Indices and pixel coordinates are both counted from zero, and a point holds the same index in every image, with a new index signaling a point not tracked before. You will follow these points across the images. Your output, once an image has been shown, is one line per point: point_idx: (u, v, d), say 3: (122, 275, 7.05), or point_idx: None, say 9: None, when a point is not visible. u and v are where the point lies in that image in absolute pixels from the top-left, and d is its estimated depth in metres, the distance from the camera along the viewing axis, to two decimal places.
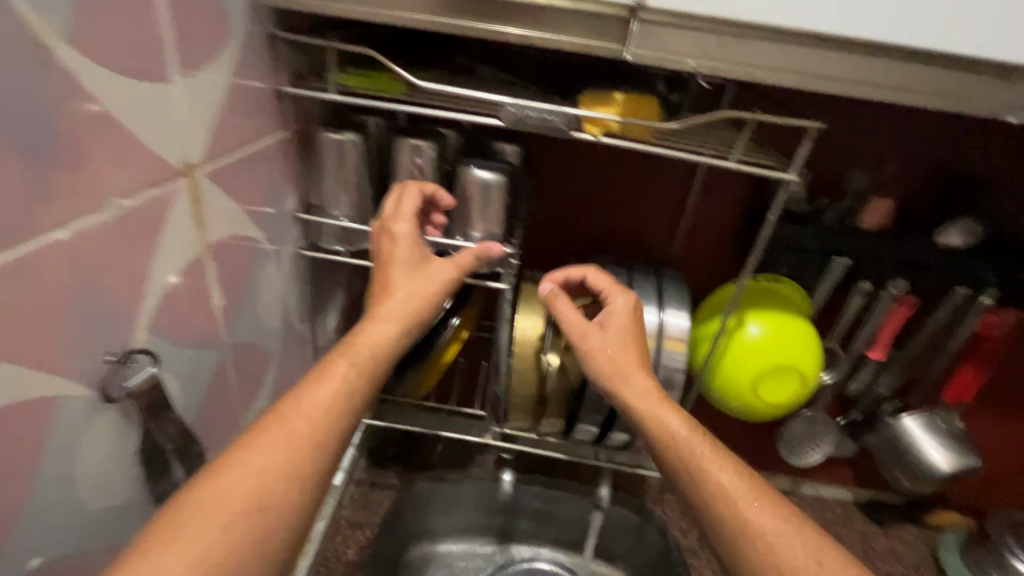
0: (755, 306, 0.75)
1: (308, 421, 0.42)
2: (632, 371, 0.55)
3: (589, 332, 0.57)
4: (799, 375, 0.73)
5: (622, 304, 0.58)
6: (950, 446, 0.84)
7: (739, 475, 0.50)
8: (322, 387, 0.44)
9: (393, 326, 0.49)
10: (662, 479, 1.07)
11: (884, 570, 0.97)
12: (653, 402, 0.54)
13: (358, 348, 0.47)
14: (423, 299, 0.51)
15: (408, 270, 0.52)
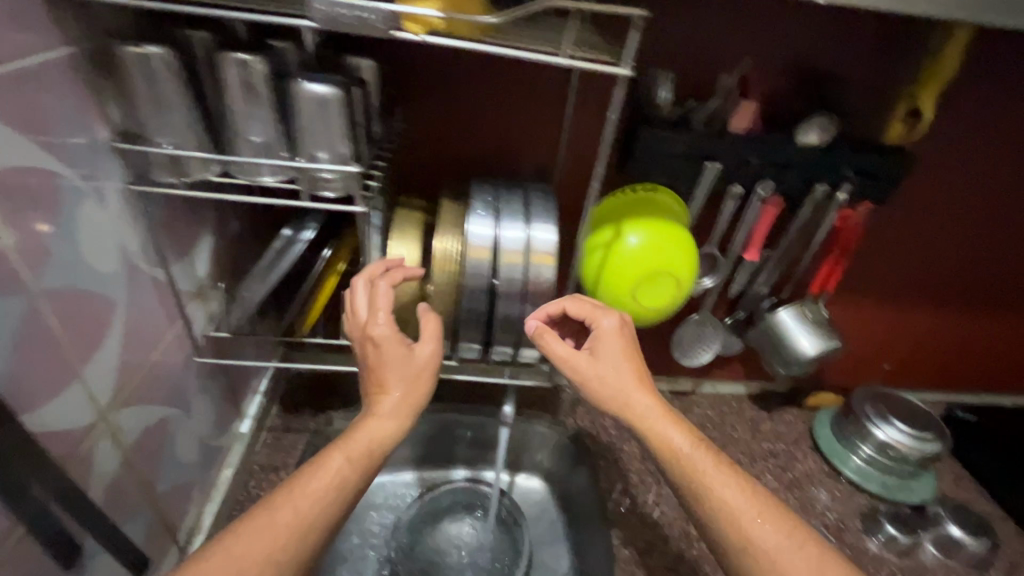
0: (632, 216, 0.77)
1: (301, 511, 0.48)
2: (632, 392, 0.59)
3: (582, 360, 0.60)
4: (673, 278, 0.76)
5: (610, 324, 0.61)
6: (815, 333, 0.93)
7: (745, 493, 0.55)
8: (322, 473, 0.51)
9: (392, 424, 0.55)
10: (575, 393, 1.13)
11: (769, 449, 1.09)
12: (659, 422, 0.58)
13: (356, 444, 0.53)
14: (411, 400, 0.56)
15: (395, 364, 0.56)
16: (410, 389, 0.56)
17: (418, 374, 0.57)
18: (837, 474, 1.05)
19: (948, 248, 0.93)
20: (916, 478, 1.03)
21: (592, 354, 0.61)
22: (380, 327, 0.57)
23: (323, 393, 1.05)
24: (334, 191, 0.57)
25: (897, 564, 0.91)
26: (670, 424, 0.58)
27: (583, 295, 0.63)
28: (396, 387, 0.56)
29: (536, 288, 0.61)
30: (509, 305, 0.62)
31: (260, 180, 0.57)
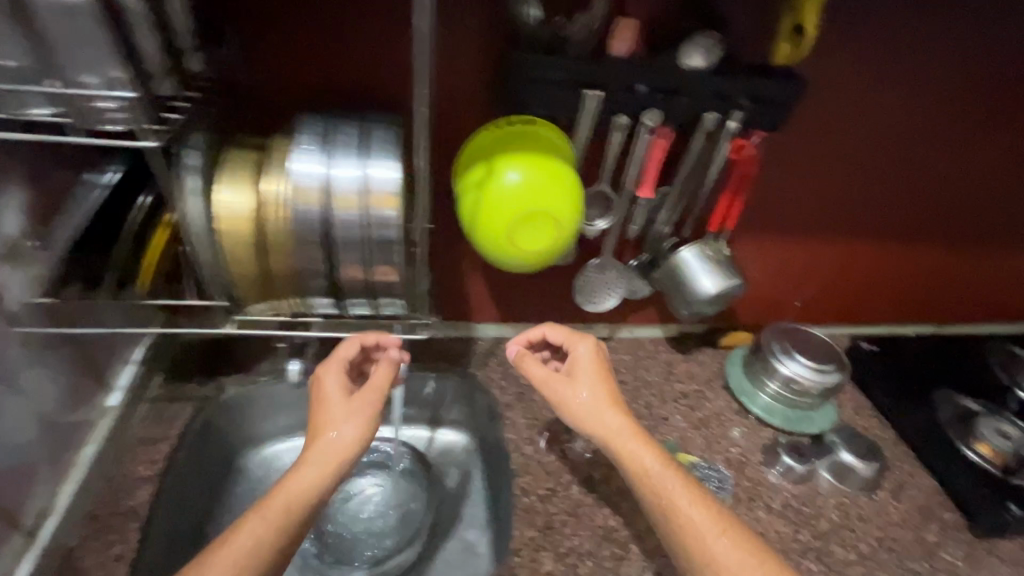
0: (509, 152, 0.71)
1: (250, 538, 0.61)
2: (605, 410, 0.76)
3: (561, 381, 0.80)
4: (552, 219, 0.71)
5: (583, 350, 0.81)
6: (716, 271, 0.91)
7: (706, 510, 0.69)
8: (262, 516, 0.63)
9: (314, 479, 0.67)
10: (489, 346, 1.10)
11: (681, 389, 1.09)
12: (626, 438, 0.75)
13: (280, 496, 0.65)
14: (335, 458, 0.69)
15: (336, 415, 0.73)
16: (340, 432, 0.71)
17: (353, 411, 0.73)
18: (745, 410, 1.06)
19: (847, 180, 0.93)
20: (818, 409, 1.05)
21: (569, 377, 0.80)
22: (327, 380, 0.76)
23: (213, 358, 0.98)
24: (122, 122, 0.55)
25: (792, 492, 0.93)
26: (634, 440, 0.74)
27: (561, 325, 0.84)
28: (329, 429, 0.72)
29: (381, 236, 0.56)
30: (353, 253, 0.57)
31: (30, 113, 0.54)
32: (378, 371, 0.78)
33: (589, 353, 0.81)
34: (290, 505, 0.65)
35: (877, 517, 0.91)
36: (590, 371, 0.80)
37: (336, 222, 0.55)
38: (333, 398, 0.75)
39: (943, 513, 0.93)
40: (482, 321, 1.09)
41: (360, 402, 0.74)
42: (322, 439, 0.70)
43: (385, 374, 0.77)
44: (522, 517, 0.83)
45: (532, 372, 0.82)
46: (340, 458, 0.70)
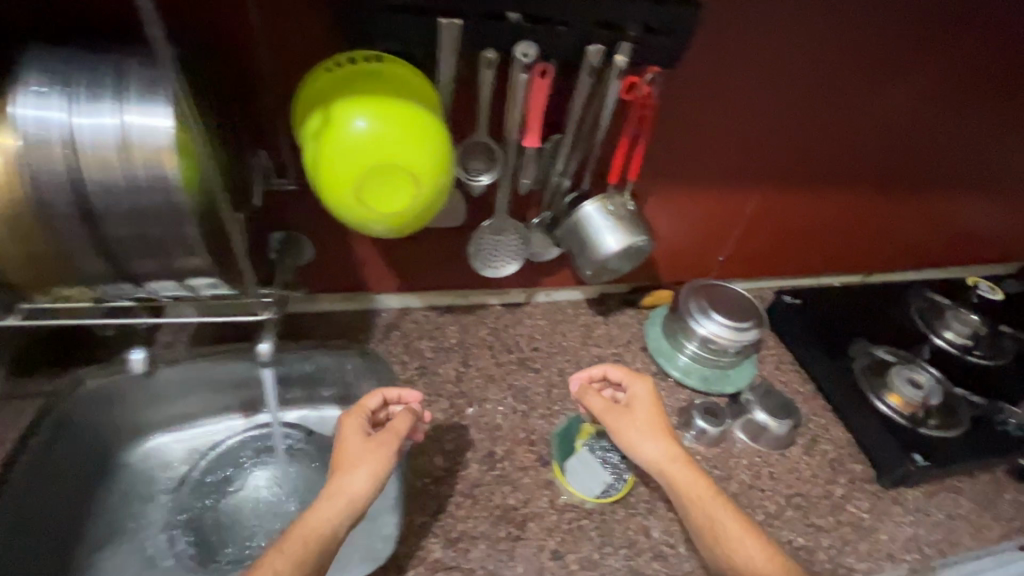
0: (352, 95, 0.60)
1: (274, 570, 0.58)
2: (652, 437, 0.74)
3: (620, 415, 0.76)
4: (405, 173, 0.61)
5: (643, 387, 0.78)
6: (620, 227, 0.83)
7: (770, 555, 0.64)
8: (283, 549, 0.60)
9: (332, 511, 0.64)
10: (391, 317, 1.02)
11: (597, 353, 1.04)
12: (678, 466, 0.71)
13: (297, 533, 0.62)
14: (351, 496, 0.65)
15: (356, 454, 0.69)
16: (361, 470, 0.67)
17: (372, 451, 0.69)
18: (663, 372, 1.02)
19: (764, 119, 0.87)
20: (736, 367, 1.02)
21: (628, 411, 0.76)
22: (356, 420, 0.74)
23: (68, 347, 0.90)
24: None
25: (704, 455, 0.90)
26: (680, 465, 0.71)
27: (620, 363, 0.82)
28: (353, 471, 0.68)
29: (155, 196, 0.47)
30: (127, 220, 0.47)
31: None
32: (402, 417, 0.74)
33: (647, 393, 0.78)
34: (308, 540, 0.61)
35: (787, 474, 0.89)
36: (648, 411, 0.76)
37: (94, 177, 0.46)
38: (359, 436, 0.72)
39: (853, 466, 0.92)
40: (382, 291, 0.99)
41: (383, 440, 0.71)
42: (346, 475, 0.67)
43: (408, 417, 0.75)
44: (413, 502, 0.78)
45: (591, 405, 0.79)
46: (351, 495, 0.66)
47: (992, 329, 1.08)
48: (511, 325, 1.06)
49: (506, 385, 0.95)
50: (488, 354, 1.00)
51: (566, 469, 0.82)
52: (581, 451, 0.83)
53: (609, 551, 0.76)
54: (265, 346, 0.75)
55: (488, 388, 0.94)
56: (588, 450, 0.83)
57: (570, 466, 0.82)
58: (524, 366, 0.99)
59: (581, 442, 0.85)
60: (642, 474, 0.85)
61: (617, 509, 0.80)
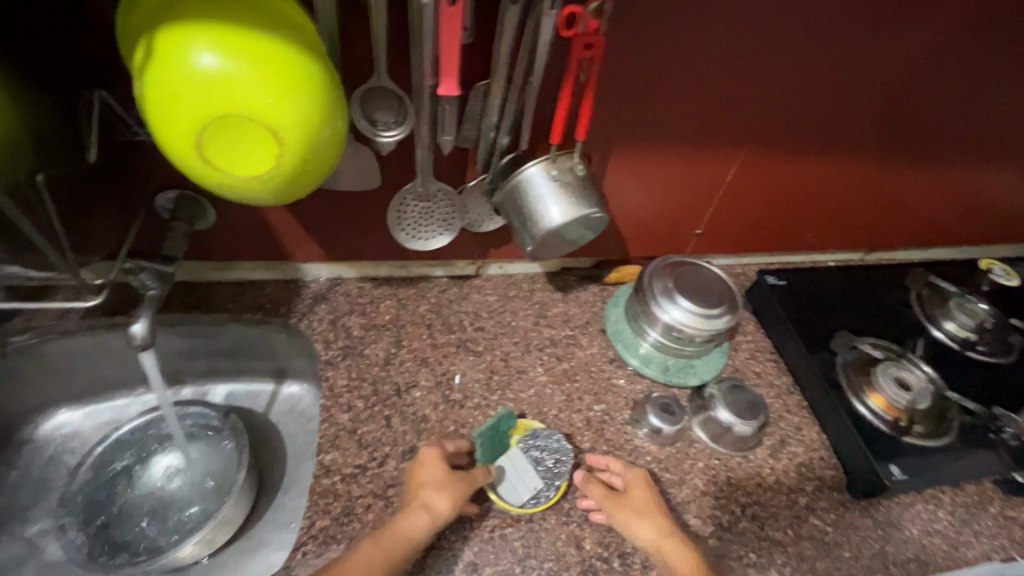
0: (189, 16, 0.46)
1: (365, 563, 0.60)
2: (650, 516, 0.70)
3: (620, 501, 0.71)
4: (261, 127, 0.48)
5: (640, 476, 0.75)
6: (568, 198, 0.69)
7: None
8: (380, 543, 0.63)
9: (421, 526, 0.65)
10: (320, 289, 0.91)
11: (550, 336, 0.93)
12: (677, 550, 0.67)
13: (389, 537, 0.63)
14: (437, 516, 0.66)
15: (437, 482, 0.68)
16: (443, 495, 0.67)
17: (454, 484, 0.68)
18: (621, 359, 0.91)
19: (750, 62, 0.71)
20: (703, 357, 0.91)
21: (624, 497, 0.72)
22: (435, 450, 0.71)
23: None
24: None
25: (655, 456, 0.81)
26: (681, 544, 0.68)
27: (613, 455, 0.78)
28: (437, 499, 0.67)
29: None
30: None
31: None
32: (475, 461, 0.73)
33: (644, 480, 0.74)
34: (392, 545, 0.63)
35: (747, 480, 0.80)
36: (644, 494, 0.73)
37: None
38: (439, 466, 0.70)
39: (823, 472, 0.83)
40: (305, 260, 0.88)
41: (465, 475, 0.70)
42: (430, 495, 0.67)
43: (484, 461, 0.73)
44: (316, 505, 0.69)
45: (589, 491, 0.72)
46: (435, 513, 0.66)
47: (1002, 321, 0.95)
48: (455, 301, 0.94)
49: (442, 370, 0.85)
50: (425, 334, 0.89)
51: (494, 471, 0.74)
52: (514, 450, 0.76)
53: (532, 565, 0.68)
54: (139, 326, 0.65)
55: (420, 373, 0.84)
56: (520, 451, 0.76)
57: (499, 467, 0.74)
58: (465, 348, 0.88)
59: (514, 438, 0.77)
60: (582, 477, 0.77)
61: (548, 516, 0.72)
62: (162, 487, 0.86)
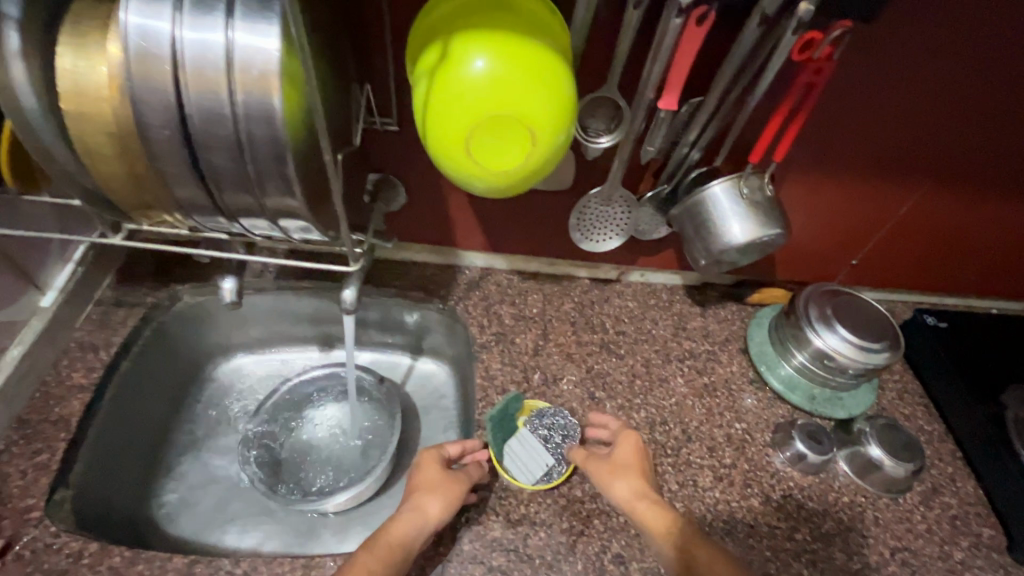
0: (478, 26, 0.52)
1: (363, 572, 0.58)
2: (626, 475, 0.69)
3: (598, 462, 0.72)
4: (524, 128, 0.53)
5: (627, 440, 0.73)
6: (752, 214, 0.70)
7: None
8: (372, 551, 0.61)
9: (410, 528, 0.64)
10: (474, 276, 0.97)
11: (689, 348, 0.94)
12: (648, 509, 0.66)
13: (379, 542, 0.62)
14: (428, 518, 0.65)
15: (433, 482, 0.68)
16: (436, 496, 0.67)
17: (445, 485, 0.68)
18: (762, 380, 0.91)
19: (962, 99, 0.68)
20: (851, 391, 0.88)
21: (604, 457, 0.72)
22: (433, 452, 0.73)
23: (167, 260, 0.89)
24: None
25: (798, 482, 0.80)
26: (650, 505, 0.66)
27: (607, 417, 0.78)
28: (431, 503, 0.66)
29: (263, 140, 0.40)
30: (215, 150, 0.41)
31: None
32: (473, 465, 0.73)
33: (633, 442, 0.73)
34: (387, 552, 0.61)
35: (896, 524, 0.77)
36: (627, 453, 0.72)
37: (188, 107, 0.39)
38: (437, 466, 0.71)
39: (980, 530, 0.78)
40: (468, 248, 0.94)
41: (461, 475, 0.70)
42: (424, 495, 0.67)
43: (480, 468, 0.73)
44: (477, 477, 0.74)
45: (572, 456, 0.74)
46: (428, 515, 0.65)
47: None
48: (598, 303, 0.98)
49: (586, 368, 0.88)
50: (570, 330, 0.93)
51: (504, 454, 0.76)
52: (522, 431, 0.78)
53: None
54: (349, 293, 0.72)
55: (566, 367, 0.88)
56: (530, 430, 0.78)
57: (509, 449, 0.77)
58: (607, 349, 0.91)
59: (521, 419, 0.79)
60: (724, 492, 0.77)
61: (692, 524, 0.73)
62: (318, 437, 0.96)
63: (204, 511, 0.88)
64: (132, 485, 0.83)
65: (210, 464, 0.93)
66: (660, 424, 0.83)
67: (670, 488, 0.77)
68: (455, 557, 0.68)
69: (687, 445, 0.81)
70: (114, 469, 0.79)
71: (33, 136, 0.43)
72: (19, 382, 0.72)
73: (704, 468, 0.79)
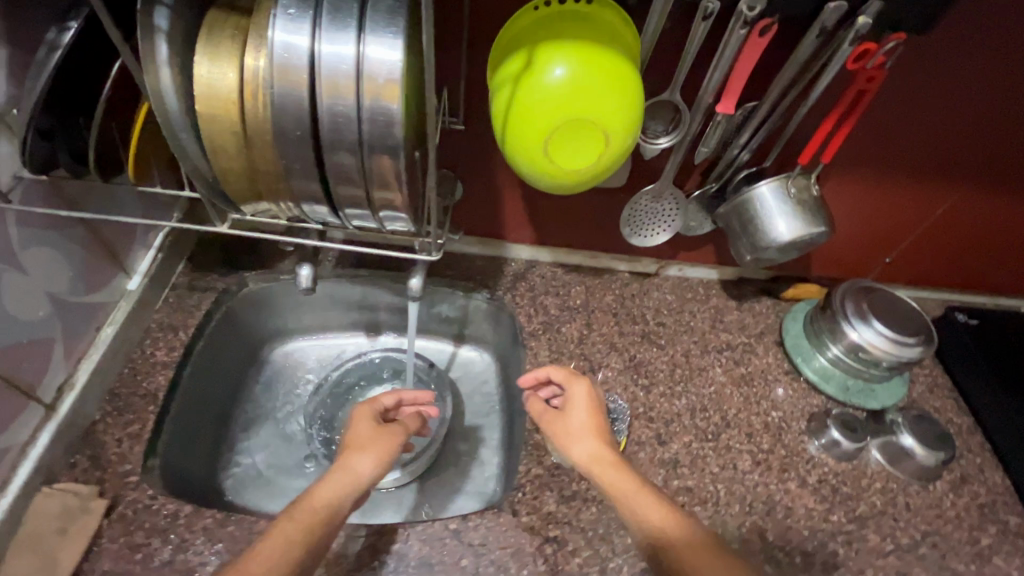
0: (559, 36, 0.56)
1: (283, 538, 0.59)
2: (585, 436, 0.71)
3: (555, 417, 0.75)
4: (599, 131, 0.57)
5: (582, 390, 0.76)
6: (798, 212, 0.74)
7: None
8: (292, 518, 0.61)
9: (336, 488, 0.66)
10: (519, 268, 1.02)
11: (726, 340, 0.98)
12: (604, 466, 0.68)
13: (302, 506, 0.63)
14: (354, 478, 0.68)
15: (361, 441, 0.73)
16: (365, 454, 0.71)
17: (374, 440, 0.73)
18: (796, 371, 0.95)
19: (1005, 108, 0.72)
20: (885, 383, 0.92)
21: (561, 414, 0.75)
22: (366, 412, 0.77)
23: (235, 249, 0.94)
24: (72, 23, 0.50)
25: (833, 468, 0.84)
26: (606, 464, 0.68)
27: (560, 363, 0.78)
28: (360, 460, 0.70)
29: (383, 140, 0.45)
30: (341, 150, 0.45)
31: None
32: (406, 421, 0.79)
33: (586, 394, 0.76)
34: (310, 514, 0.62)
35: (927, 509, 0.81)
36: (584, 414, 0.74)
37: (320, 111, 0.44)
38: (369, 425, 0.75)
39: (1008, 517, 0.82)
40: (516, 241, 0.99)
41: (391, 431, 0.75)
42: (353, 454, 0.70)
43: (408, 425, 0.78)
44: (532, 455, 0.79)
45: (532, 407, 0.78)
46: (356, 474, 0.68)
47: None
48: (638, 296, 1.02)
49: (629, 357, 0.93)
50: (613, 321, 0.97)
51: None
52: None
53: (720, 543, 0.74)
54: (416, 281, 0.77)
55: (610, 356, 0.92)
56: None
57: None
58: (649, 340, 0.96)
59: None
60: (763, 475, 0.82)
61: (732, 503, 0.78)
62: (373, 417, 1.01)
63: (268, 482, 0.94)
64: (204, 458, 0.89)
65: (274, 438, 0.98)
66: (700, 410, 0.88)
67: (712, 470, 0.81)
68: (514, 527, 0.73)
69: (726, 431, 0.86)
70: (189, 441, 0.85)
71: (173, 136, 0.48)
72: (111, 359, 0.77)
73: (742, 453, 0.84)
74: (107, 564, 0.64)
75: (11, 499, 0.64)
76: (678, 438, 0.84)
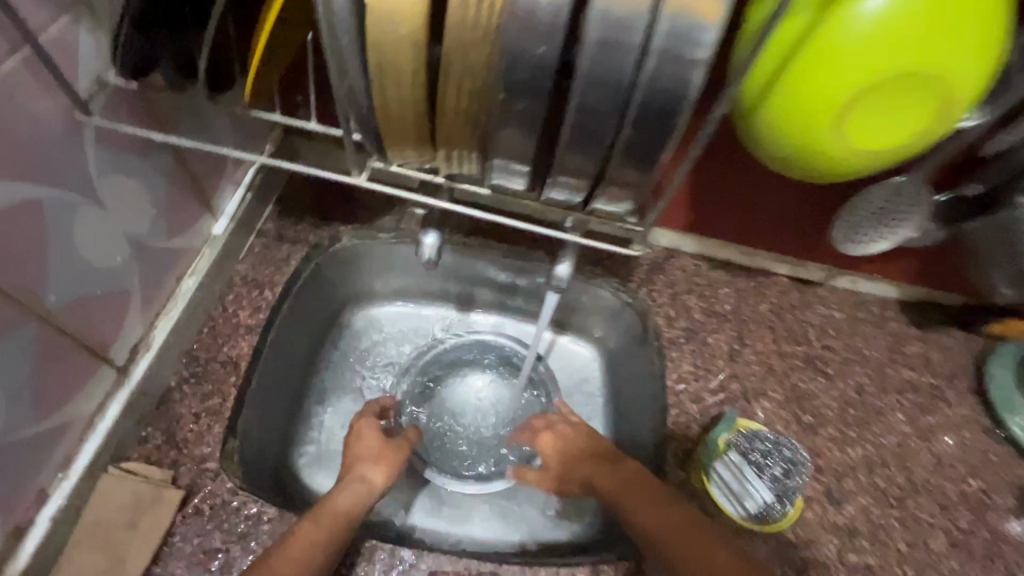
0: None
1: (304, 545, 0.51)
2: (584, 468, 0.64)
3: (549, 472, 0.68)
4: (930, 98, 0.39)
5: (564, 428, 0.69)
6: None
7: None
8: (318, 516, 0.53)
9: (351, 498, 0.57)
10: (657, 258, 0.83)
11: (909, 378, 0.78)
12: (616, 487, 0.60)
13: (321, 512, 0.54)
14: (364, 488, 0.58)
15: (369, 452, 0.62)
16: (378, 466, 0.61)
17: (382, 452, 0.63)
18: (998, 429, 0.75)
19: None
20: None
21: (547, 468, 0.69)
22: (371, 421, 0.66)
23: (327, 189, 0.77)
24: None
25: None
26: (616, 487, 0.60)
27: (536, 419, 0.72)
28: (370, 473, 0.60)
29: (668, 88, 0.31)
30: (603, 94, 0.32)
31: None
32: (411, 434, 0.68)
33: (569, 429, 0.69)
34: (332, 520, 0.54)
35: None
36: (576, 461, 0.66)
37: (591, 28, 0.30)
38: (377, 439, 0.64)
39: None
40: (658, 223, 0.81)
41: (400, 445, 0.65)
42: (364, 466, 0.60)
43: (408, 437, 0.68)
44: None
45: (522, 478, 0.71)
46: (370, 485, 0.59)
47: None
48: (798, 309, 0.83)
49: (789, 386, 0.75)
50: (769, 337, 0.79)
51: (713, 480, 0.65)
52: (730, 455, 0.65)
53: None
54: (562, 268, 0.60)
55: (768, 382, 0.75)
56: (738, 455, 0.66)
57: (717, 474, 0.65)
58: (812, 366, 0.77)
59: (725, 438, 0.66)
60: (962, 563, 0.66)
61: None
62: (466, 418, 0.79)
63: (318, 486, 0.71)
64: (274, 432, 0.69)
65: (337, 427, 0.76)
66: (881, 467, 0.70)
67: (898, 547, 0.65)
68: None
69: (915, 497, 0.69)
70: (263, 410, 0.67)
71: (332, 36, 0.33)
72: (190, 317, 0.64)
73: (935, 529, 0.67)
74: (181, 569, 0.54)
75: (72, 481, 0.53)
76: (854, 498, 0.67)
